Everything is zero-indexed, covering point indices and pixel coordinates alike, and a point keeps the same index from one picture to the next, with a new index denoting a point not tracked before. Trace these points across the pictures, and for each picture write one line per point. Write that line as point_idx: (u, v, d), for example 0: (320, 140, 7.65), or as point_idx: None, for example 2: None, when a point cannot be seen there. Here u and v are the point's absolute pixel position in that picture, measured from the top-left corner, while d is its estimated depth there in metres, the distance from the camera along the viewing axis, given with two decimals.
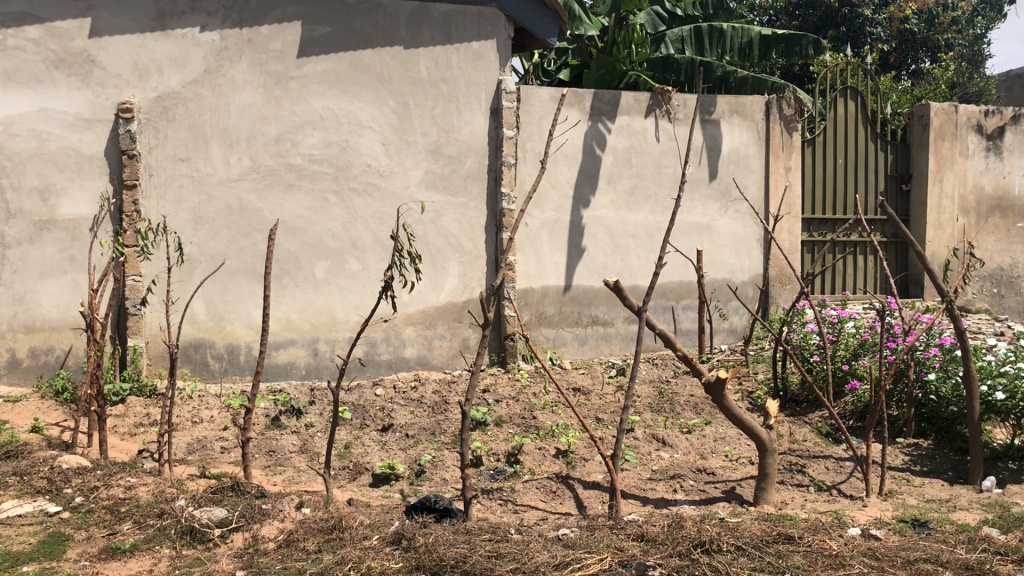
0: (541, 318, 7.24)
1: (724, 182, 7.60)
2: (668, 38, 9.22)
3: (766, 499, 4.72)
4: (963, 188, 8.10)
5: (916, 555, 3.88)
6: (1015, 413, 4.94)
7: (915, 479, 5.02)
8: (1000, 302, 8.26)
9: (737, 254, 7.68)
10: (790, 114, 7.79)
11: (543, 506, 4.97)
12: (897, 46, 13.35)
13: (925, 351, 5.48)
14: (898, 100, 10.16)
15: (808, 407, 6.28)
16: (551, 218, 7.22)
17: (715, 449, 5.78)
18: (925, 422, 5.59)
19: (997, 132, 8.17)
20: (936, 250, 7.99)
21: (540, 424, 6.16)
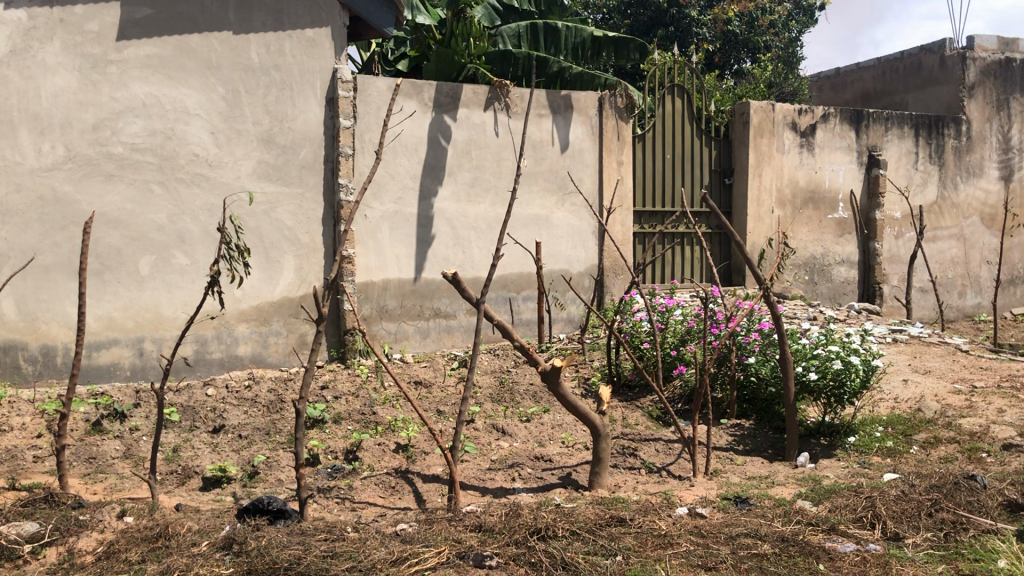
0: (382, 312, 7.12)
1: (561, 174, 7.74)
2: (504, 33, 9.21)
3: (600, 483, 4.85)
4: (780, 181, 8.59)
5: (738, 531, 4.06)
6: (826, 391, 5.25)
7: (737, 457, 5.29)
8: (813, 288, 8.81)
9: (574, 246, 7.85)
10: (622, 109, 8.02)
11: (381, 502, 4.90)
12: (721, 47, 14.04)
13: (746, 335, 5.77)
14: (723, 98, 10.66)
15: (640, 392, 6.50)
16: (390, 210, 7.12)
17: (553, 436, 5.89)
18: (746, 403, 5.88)
19: (810, 130, 8.69)
20: (756, 240, 8.45)
21: (379, 419, 6.07)
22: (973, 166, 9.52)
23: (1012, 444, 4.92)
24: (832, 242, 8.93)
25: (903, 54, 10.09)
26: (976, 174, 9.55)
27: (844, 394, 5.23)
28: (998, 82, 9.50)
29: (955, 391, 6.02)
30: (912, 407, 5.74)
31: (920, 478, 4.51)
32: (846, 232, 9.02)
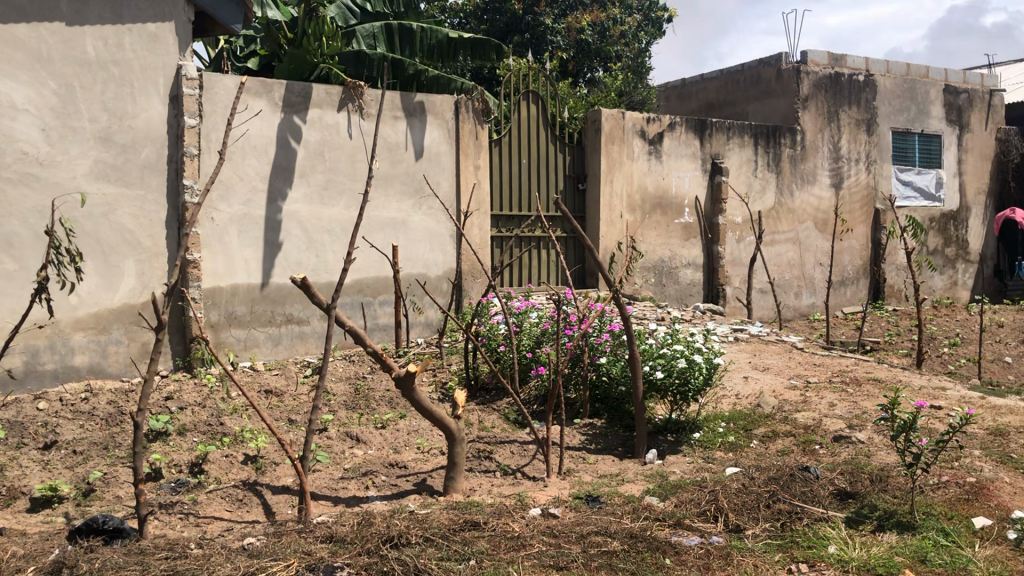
0: (231, 318, 6.87)
1: (417, 177, 7.68)
2: (359, 34, 9.03)
3: (454, 488, 4.82)
4: (630, 187, 8.84)
5: (589, 529, 4.13)
6: (672, 389, 5.42)
7: (590, 457, 5.38)
8: (662, 290, 9.11)
9: (431, 249, 7.81)
10: (477, 113, 8.05)
11: (228, 516, 4.71)
12: (574, 55, 14.34)
13: (598, 337, 5.88)
14: (576, 105, 10.87)
15: (496, 395, 6.53)
16: (239, 212, 6.88)
17: (408, 442, 5.82)
18: (599, 402, 6.00)
19: (658, 137, 8.98)
20: (607, 244, 8.66)
21: (227, 430, 5.83)
22: (807, 173, 10.00)
23: (842, 436, 5.21)
24: (680, 246, 9.26)
25: (744, 67, 10.58)
26: (809, 181, 10.02)
27: (689, 391, 5.43)
28: (828, 95, 10.02)
29: (791, 387, 6.35)
30: (751, 403, 6.00)
31: (759, 470, 4.71)
32: (693, 236, 9.37)
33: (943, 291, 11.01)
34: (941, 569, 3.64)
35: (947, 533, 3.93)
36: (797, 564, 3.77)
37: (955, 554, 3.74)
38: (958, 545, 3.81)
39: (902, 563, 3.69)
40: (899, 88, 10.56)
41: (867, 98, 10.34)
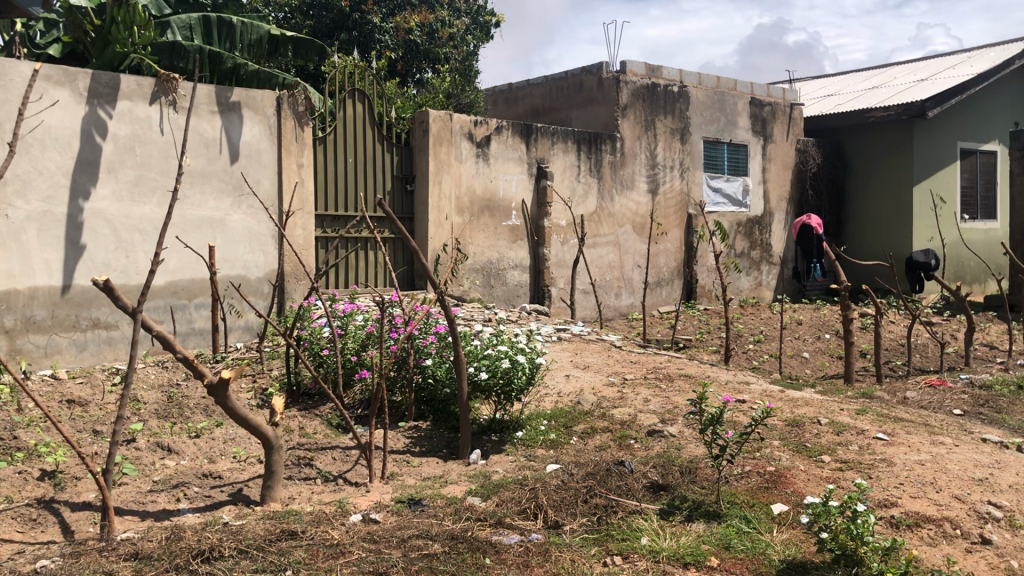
0: (28, 323, 6.36)
1: (237, 175, 7.40)
2: (174, 24, 8.61)
3: (272, 497, 4.66)
4: (458, 189, 8.86)
5: (409, 533, 4.08)
6: (496, 390, 5.45)
7: (414, 459, 5.35)
8: (490, 291, 9.19)
9: (252, 250, 7.53)
10: (301, 111, 7.83)
11: (20, 537, 4.34)
12: (403, 55, 14.27)
13: (424, 339, 5.83)
14: (403, 105, 10.81)
15: (319, 400, 6.37)
16: (38, 210, 6.38)
17: (224, 451, 5.58)
18: (424, 405, 5.98)
19: (485, 140, 9.05)
20: (434, 245, 8.65)
21: (22, 444, 5.38)
22: (627, 179, 10.38)
23: (655, 431, 5.42)
24: (507, 248, 9.37)
25: (567, 74, 10.85)
26: (629, 186, 10.40)
27: (512, 391, 5.49)
28: (645, 104, 10.44)
29: (609, 384, 6.55)
30: (572, 401, 6.15)
31: (578, 466, 4.83)
32: (519, 238, 9.50)
33: (749, 291, 11.65)
34: (743, 554, 3.85)
35: (748, 520, 4.16)
36: (612, 557, 3.89)
37: (755, 539, 3.97)
38: (758, 531, 4.05)
39: (708, 550, 3.88)
40: (710, 99, 11.15)
41: (681, 108, 10.84)
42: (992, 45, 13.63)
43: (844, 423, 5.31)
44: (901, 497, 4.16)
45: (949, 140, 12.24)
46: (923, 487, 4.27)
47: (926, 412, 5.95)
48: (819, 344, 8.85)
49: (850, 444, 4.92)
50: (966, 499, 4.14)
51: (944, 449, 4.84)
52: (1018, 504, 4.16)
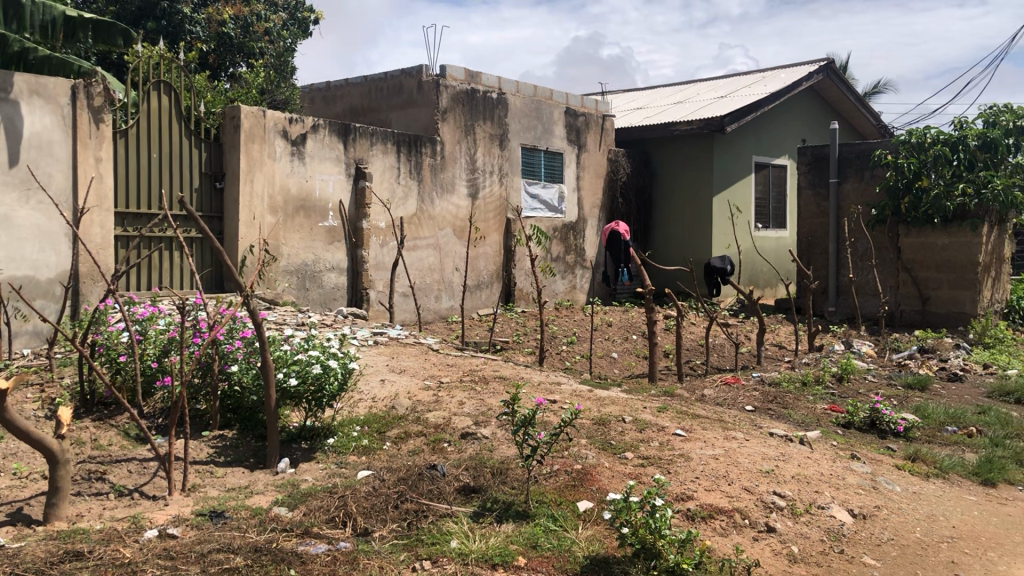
0: None
1: (24, 168, 6.84)
2: None
3: (57, 516, 4.30)
4: (271, 189, 8.58)
5: (209, 547, 3.87)
6: (307, 396, 5.27)
7: (218, 470, 5.09)
8: (305, 294, 8.94)
9: (42, 249, 6.97)
10: (99, 101, 7.34)
11: None
12: (215, 48, 13.70)
13: (230, 343, 5.54)
14: (214, 99, 10.36)
15: (115, 410, 5.97)
16: None
17: (3, 467, 5.11)
18: (231, 413, 5.72)
19: (300, 139, 8.81)
20: (245, 245, 8.33)
21: None
22: (446, 183, 10.40)
23: (468, 433, 5.44)
24: (323, 249, 9.14)
25: (386, 75, 10.76)
26: (448, 190, 10.42)
27: (323, 397, 5.32)
28: (464, 109, 10.51)
29: (424, 388, 6.52)
30: (386, 406, 6.08)
31: (389, 471, 4.77)
32: (336, 240, 9.29)
33: (564, 294, 11.91)
34: (549, 552, 3.93)
35: (555, 518, 4.25)
36: (421, 562, 3.86)
37: (560, 537, 4.07)
38: (564, 529, 4.15)
39: (516, 550, 3.93)
40: (528, 107, 11.37)
41: (499, 114, 10.99)
42: (783, 67, 14.71)
43: (646, 420, 5.54)
44: (697, 491, 4.37)
45: (746, 154, 13.09)
46: (717, 480, 4.52)
47: (722, 408, 6.32)
48: (628, 345, 9.21)
49: (651, 441, 5.13)
50: (754, 490, 4.41)
51: (735, 444, 5.15)
52: (799, 492, 4.49)
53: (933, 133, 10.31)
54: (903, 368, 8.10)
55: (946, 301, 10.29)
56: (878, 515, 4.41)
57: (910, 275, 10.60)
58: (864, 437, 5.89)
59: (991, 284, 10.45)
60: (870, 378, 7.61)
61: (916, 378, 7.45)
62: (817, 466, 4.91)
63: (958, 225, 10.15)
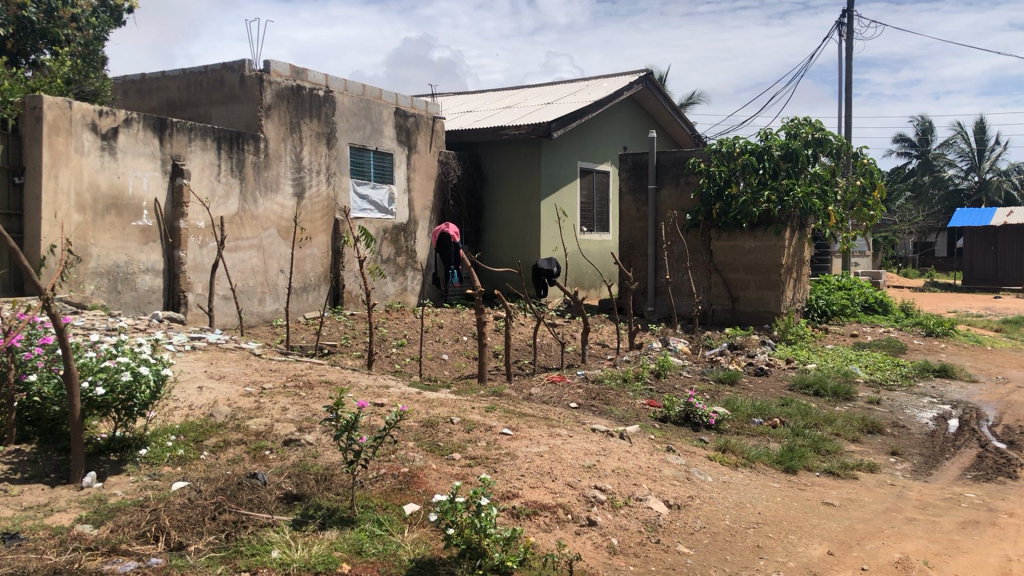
0: None
1: None
2: None
3: None
4: (78, 185, 8.02)
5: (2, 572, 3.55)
6: (115, 406, 4.92)
7: (14, 488, 4.68)
8: (116, 297, 8.40)
9: None
10: None
11: None
12: (14, 32, 12.67)
13: (27, 352, 5.11)
14: (12, 87, 9.58)
15: None
16: None
17: None
18: (28, 427, 5.27)
19: (111, 133, 8.29)
20: (47, 244, 7.73)
21: None
22: (271, 181, 10.07)
23: (291, 439, 5.28)
24: (137, 249, 8.63)
25: (206, 68, 10.31)
26: (273, 189, 10.10)
27: (133, 406, 5.00)
28: (289, 106, 10.22)
29: (245, 395, 6.27)
30: (204, 414, 5.80)
31: (206, 482, 4.56)
32: (151, 240, 8.79)
33: (394, 296, 11.78)
34: (374, 557, 3.87)
35: (381, 522, 4.19)
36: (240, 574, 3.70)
37: (386, 541, 4.02)
38: (390, 533, 4.10)
39: (340, 557, 3.85)
40: (356, 107, 11.21)
41: (326, 113, 10.77)
42: (605, 76, 15.24)
43: (473, 421, 5.56)
44: (522, 489, 4.44)
45: (571, 159, 13.45)
46: (541, 476, 4.61)
47: (547, 407, 6.46)
48: (457, 347, 9.24)
49: (478, 441, 5.15)
50: (576, 485, 4.53)
51: (559, 441, 5.27)
52: (619, 486, 4.65)
53: (741, 143, 10.95)
54: (715, 364, 8.56)
55: (753, 301, 10.97)
56: (691, 504, 4.63)
57: (721, 276, 11.23)
58: (679, 430, 6.17)
59: (792, 284, 11.23)
60: (685, 374, 8.00)
61: (727, 373, 7.90)
62: (636, 460, 5.10)
63: (763, 230, 10.84)
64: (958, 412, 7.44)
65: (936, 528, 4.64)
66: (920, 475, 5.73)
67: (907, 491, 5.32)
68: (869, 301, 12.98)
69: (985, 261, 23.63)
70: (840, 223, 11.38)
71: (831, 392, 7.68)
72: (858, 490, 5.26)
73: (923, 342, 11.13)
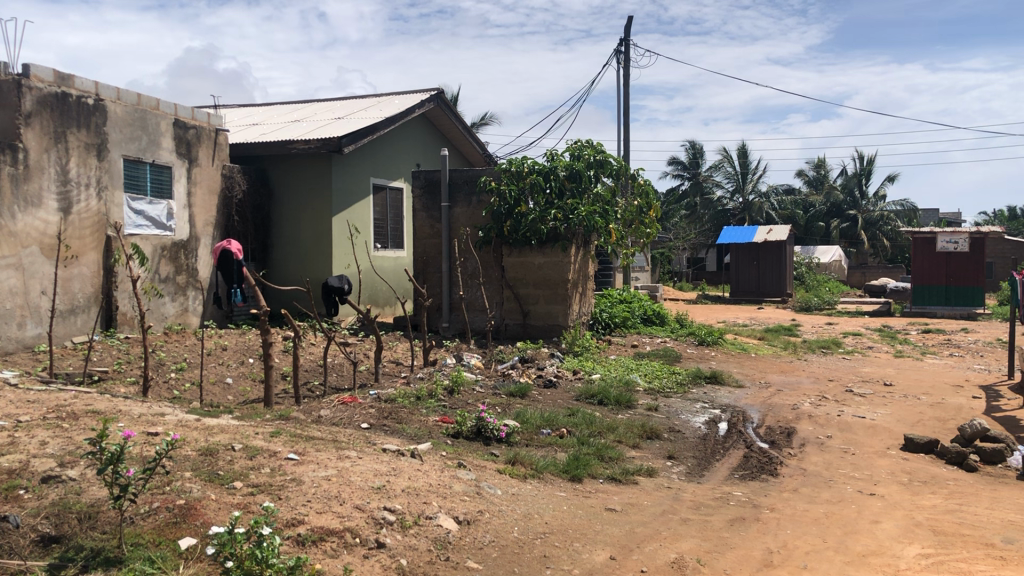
0: None
1: None
2: None
3: None
4: None
5: None
6: None
7: None
8: None
9: None
10: None
11: None
12: None
13: None
14: None
15: None
16: None
17: None
18: None
19: None
20: None
21: None
22: (31, 195, 9.20)
23: (51, 477, 4.82)
24: None
25: None
26: (34, 204, 9.23)
27: None
28: (53, 114, 9.45)
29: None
30: None
31: None
32: None
33: (174, 318, 11.11)
34: None
35: (152, 560, 3.89)
36: None
37: None
38: (163, 571, 3.81)
39: None
40: (130, 117, 10.53)
41: (96, 123, 10.04)
42: (397, 94, 15.25)
43: (257, 447, 5.32)
44: (308, 515, 4.28)
45: (362, 176, 13.31)
46: (328, 501, 4.47)
47: (336, 428, 6.31)
48: (242, 370, 8.85)
49: (262, 468, 4.93)
50: (364, 508, 4.43)
51: (347, 463, 5.15)
52: (409, 505, 4.60)
53: (529, 163, 11.26)
54: (507, 378, 8.71)
55: (543, 315, 11.31)
56: (480, 519, 4.66)
57: (512, 292, 11.46)
58: (470, 445, 6.22)
59: (577, 299, 11.67)
60: (477, 389, 8.08)
61: (517, 386, 8.05)
62: (426, 478, 5.07)
63: (551, 246, 11.19)
64: (727, 416, 8.00)
65: (708, 527, 4.93)
66: (694, 477, 6.09)
67: (682, 493, 5.62)
68: (647, 313, 13.71)
69: (748, 275, 25.63)
70: (620, 240, 11.97)
71: (613, 401, 8.02)
72: (638, 495, 5.50)
73: (696, 351, 11.89)
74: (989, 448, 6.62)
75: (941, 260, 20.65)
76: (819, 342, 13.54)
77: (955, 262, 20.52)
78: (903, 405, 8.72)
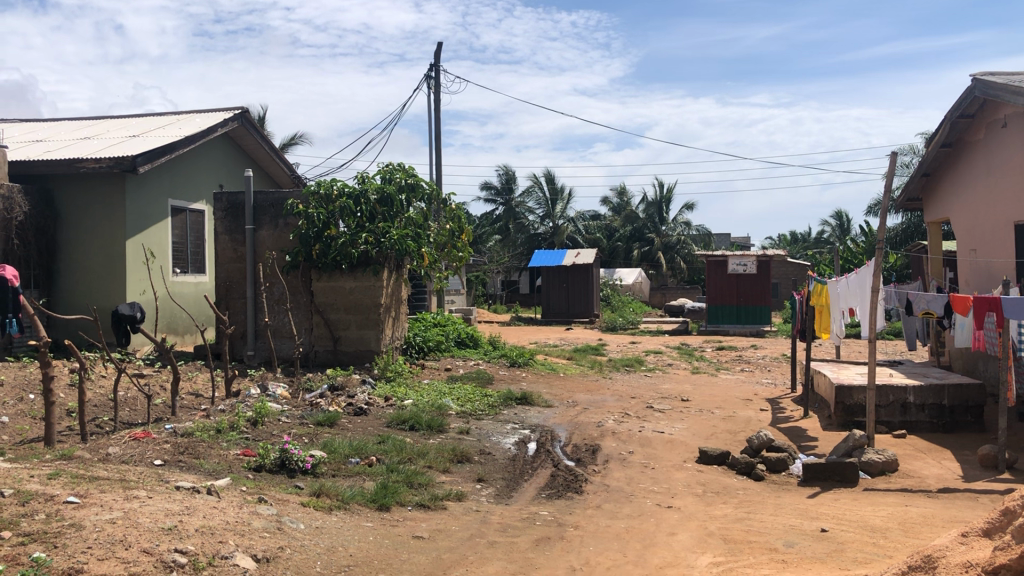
0: None
1: None
2: None
3: None
4: None
5: None
6: None
7: None
8: None
9: None
10: None
11: None
12: None
13: None
14: None
15: None
16: None
17: None
18: None
19: None
20: None
21: None
22: None
23: None
24: None
25: None
26: None
27: None
28: None
29: None
30: None
31: None
32: None
33: None
34: None
35: None
36: None
37: None
38: None
39: None
40: None
41: None
42: (198, 112, 14.62)
43: (31, 491, 4.87)
44: (87, 562, 3.95)
45: (158, 196, 12.63)
46: (111, 546, 4.13)
47: (125, 466, 5.89)
48: (20, 407, 8.11)
49: (36, 514, 4.51)
50: (153, 551, 4.14)
51: (136, 503, 4.80)
52: (202, 546, 4.34)
53: (339, 186, 11.05)
54: (315, 407, 8.47)
55: (354, 340, 11.11)
56: (281, 555, 4.47)
57: (322, 317, 11.19)
58: (274, 479, 5.98)
59: (390, 323, 11.56)
60: (283, 420, 7.80)
61: (325, 416, 7.83)
62: (223, 515, 4.81)
63: (362, 271, 11.02)
64: (536, 436, 8.12)
65: (514, 549, 4.96)
66: (502, 499, 6.12)
67: (489, 516, 5.64)
68: (461, 336, 13.76)
69: (559, 298, 26.33)
70: (433, 263, 11.98)
71: (425, 425, 7.97)
72: (446, 520, 5.47)
73: (507, 373, 12.05)
74: (774, 457, 7.09)
75: (733, 281, 22.06)
76: (623, 361, 14.06)
77: (744, 283, 21.99)
78: (699, 420, 9.18)
